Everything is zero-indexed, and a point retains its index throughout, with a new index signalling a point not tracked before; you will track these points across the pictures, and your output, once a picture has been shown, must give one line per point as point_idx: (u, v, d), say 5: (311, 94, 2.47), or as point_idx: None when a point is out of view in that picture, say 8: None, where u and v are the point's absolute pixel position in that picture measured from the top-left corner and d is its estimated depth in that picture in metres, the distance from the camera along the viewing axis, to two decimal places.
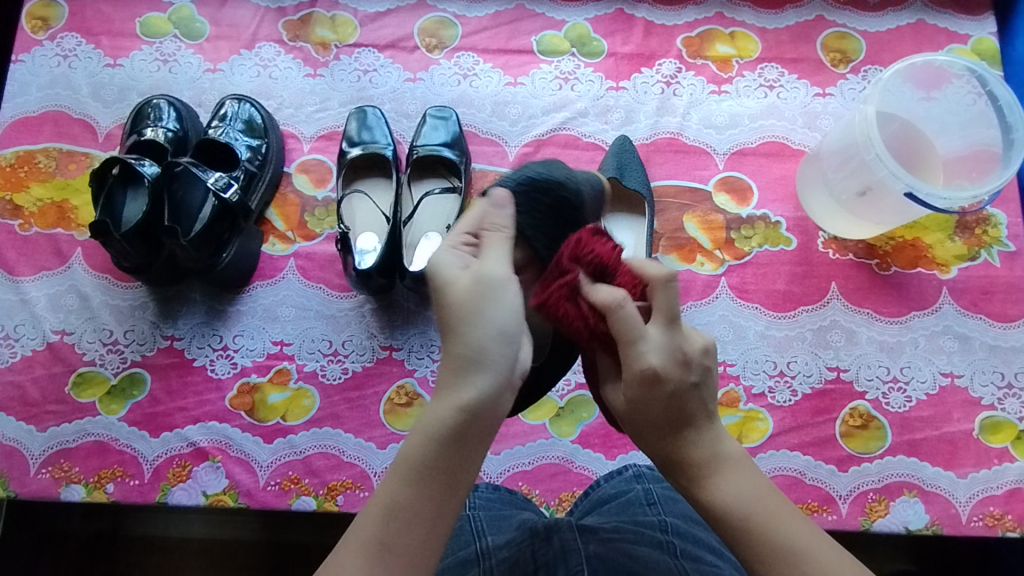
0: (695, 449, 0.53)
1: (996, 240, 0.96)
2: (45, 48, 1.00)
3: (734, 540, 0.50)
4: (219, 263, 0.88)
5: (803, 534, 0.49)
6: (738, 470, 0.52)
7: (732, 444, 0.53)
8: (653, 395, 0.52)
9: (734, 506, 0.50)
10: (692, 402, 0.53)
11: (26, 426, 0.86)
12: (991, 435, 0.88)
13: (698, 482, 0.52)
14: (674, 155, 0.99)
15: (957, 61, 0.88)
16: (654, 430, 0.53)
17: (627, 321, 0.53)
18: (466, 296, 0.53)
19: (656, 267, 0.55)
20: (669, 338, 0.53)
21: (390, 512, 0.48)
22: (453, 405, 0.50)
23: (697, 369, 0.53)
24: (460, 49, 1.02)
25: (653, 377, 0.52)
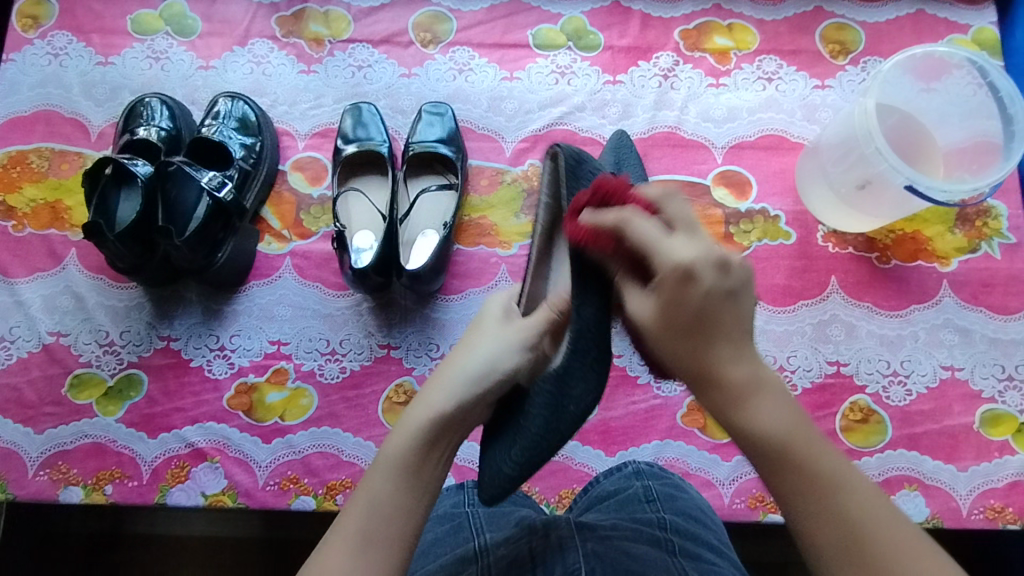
0: (733, 370, 0.51)
1: (996, 232, 0.95)
2: (35, 46, 0.99)
3: (771, 460, 0.50)
4: (213, 262, 0.88)
5: (835, 460, 0.51)
6: (771, 390, 0.51)
7: (763, 362, 0.52)
8: (688, 299, 0.50)
9: (770, 427, 0.50)
10: (724, 312, 0.50)
11: (22, 429, 0.85)
12: (991, 428, 0.88)
13: (730, 399, 0.51)
14: (672, 150, 0.98)
15: (957, 52, 0.87)
16: (683, 344, 0.51)
17: (640, 237, 0.51)
18: (489, 332, 0.65)
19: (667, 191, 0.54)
20: (699, 241, 0.51)
21: (374, 502, 0.55)
22: (433, 410, 0.59)
23: (734, 277, 0.51)
24: (455, 44, 1.01)
25: (687, 275, 0.50)
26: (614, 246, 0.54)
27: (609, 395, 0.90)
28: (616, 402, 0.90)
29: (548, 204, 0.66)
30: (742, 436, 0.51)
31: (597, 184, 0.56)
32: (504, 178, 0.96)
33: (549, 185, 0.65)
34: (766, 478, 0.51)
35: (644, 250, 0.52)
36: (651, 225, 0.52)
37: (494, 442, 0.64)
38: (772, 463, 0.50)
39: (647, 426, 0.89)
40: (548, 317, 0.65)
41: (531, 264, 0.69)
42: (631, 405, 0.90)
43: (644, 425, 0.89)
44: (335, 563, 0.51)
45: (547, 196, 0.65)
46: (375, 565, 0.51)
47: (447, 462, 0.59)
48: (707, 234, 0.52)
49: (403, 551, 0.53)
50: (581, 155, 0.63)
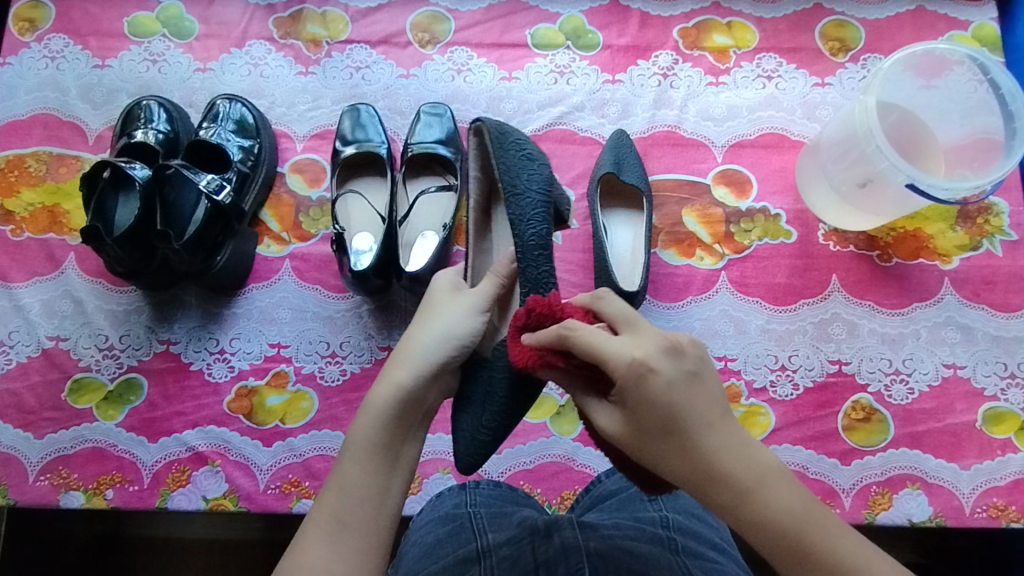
0: (727, 460, 0.50)
1: (998, 229, 0.95)
2: (32, 50, 0.98)
3: (790, 553, 0.48)
4: (213, 266, 0.87)
5: (853, 540, 0.49)
6: (773, 476, 0.50)
7: (756, 445, 0.51)
8: (651, 396, 0.50)
9: (782, 515, 0.48)
10: (695, 399, 0.50)
11: (23, 434, 0.85)
12: (994, 426, 0.87)
13: (736, 494, 0.49)
14: (672, 149, 0.97)
15: (958, 49, 0.86)
16: (670, 444, 0.50)
17: (583, 345, 0.51)
18: (440, 304, 0.64)
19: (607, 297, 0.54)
20: (647, 333, 0.52)
21: (345, 486, 0.55)
22: (397, 388, 0.59)
23: (689, 359, 0.51)
24: (453, 44, 1.00)
25: (641, 371, 0.50)
26: (563, 361, 0.54)
27: None
28: None
29: (479, 177, 0.71)
30: (757, 532, 0.49)
31: (530, 305, 0.59)
32: None
33: (477, 161, 0.71)
34: (789, 573, 0.49)
35: (593, 356, 0.51)
36: (595, 329, 0.52)
37: (460, 411, 0.65)
38: (792, 556, 0.48)
39: None
40: (496, 284, 0.64)
41: (470, 236, 0.70)
42: None
43: None
44: (313, 551, 0.51)
45: (476, 170, 0.70)
46: (354, 550, 0.53)
47: (414, 438, 0.60)
48: (651, 324, 0.53)
49: (381, 529, 0.54)
50: (506, 129, 0.69)
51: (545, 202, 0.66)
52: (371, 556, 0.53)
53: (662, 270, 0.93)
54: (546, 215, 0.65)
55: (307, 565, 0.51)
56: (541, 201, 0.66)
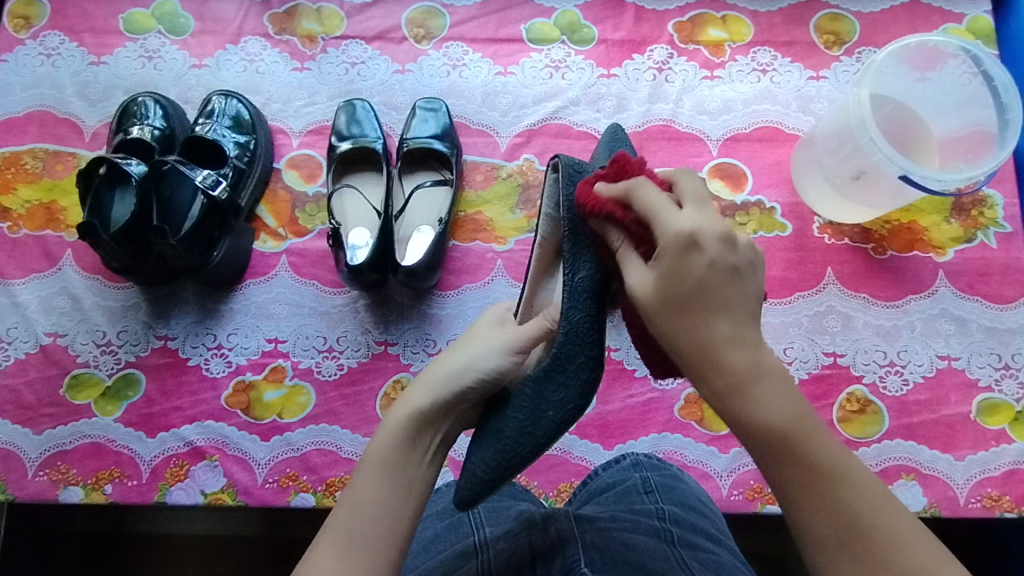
0: (734, 354, 0.50)
1: (992, 221, 0.95)
2: (27, 47, 0.98)
3: (773, 449, 0.49)
4: (210, 261, 0.87)
5: (838, 455, 0.50)
6: (774, 377, 0.50)
7: (767, 348, 0.51)
8: (691, 267, 0.51)
9: (772, 416, 0.49)
10: (727, 289, 0.50)
11: (21, 429, 0.86)
12: (988, 417, 0.88)
13: (732, 386, 0.50)
14: (667, 143, 0.98)
15: (951, 41, 0.87)
16: (684, 316, 0.50)
17: (647, 203, 0.53)
18: (478, 335, 0.64)
19: (686, 175, 0.55)
20: (707, 211, 0.53)
21: (356, 502, 0.56)
22: (412, 409, 0.60)
23: (739, 254, 0.51)
24: (448, 39, 1.01)
25: (690, 242, 0.51)
26: (621, 211, 0.55)
27: (606, 388, 0.90)
28: (613, 396, 0.90)
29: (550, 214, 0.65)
30: (744, 424, 0.50)
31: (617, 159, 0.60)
32: (499, 173, 0.96)
33: (551, 196, 0.65)
34: (767, 463, 0.50)
35: (653, 216, 0.53)
36: (661, 194, 0.54)
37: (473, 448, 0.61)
38: (774, 450, 0.49)
39: (645, 419, 0.89)
40: (539, 329, 0.63)
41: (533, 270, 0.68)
42: (628, 398, 0.90)
43: (642, 418, 0.89)
44: (322, 565, 0.52)
45: (549, 209, 0.65)
46: (362, 567, 0.52)
47: (433, 461, 0.60)
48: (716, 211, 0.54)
49: (391, 549, 0.54)
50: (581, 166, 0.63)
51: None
52: (379, 574, 0.53)
53: None
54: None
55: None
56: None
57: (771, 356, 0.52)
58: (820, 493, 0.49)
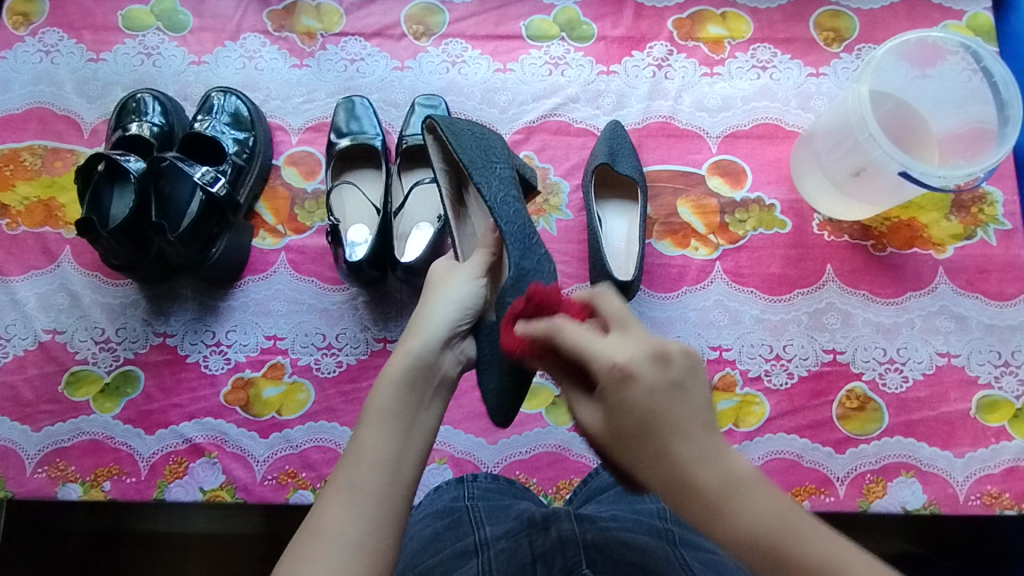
0: (699, 472, 0.44)
1: (992, 218, 0.95)
2: (26, 44, 0.98)
3: (767, 573, 0.41)
4: (208, 258, 0.87)
5: (845, 560, 0.40)
6: (752, 489, 0.44)
7: (736, 458, 0.45)
8: (630, 395, 0.47)
9: (757, 534, 0.42)
10: (670, 408, 0.46)
11: (20, 426, 0.85)
12: (988, 414, 0.88)
13: (707, 508, 0.43)
14: (666, 140, 0.97)
15: (952, 38, 0.87)
16: (644, 453, 0.46)
17: (566, 339, 0.51)
18: (438, 282, 0.66)
19: (607, 300, 0.53)
20: (634, 335, 0.50)
21: (358, 455, 0.53)
22: (407, 356, 0.59)
23: (675, 367, 0.48)
24: (447, 36, 1.00)
25: (620, 372, 0.48)
26: (550, 354, 0.54)
27: None
28: None
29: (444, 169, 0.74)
30: (732, 552, 0.43)
31: (530, 293, 0.59)
32: None
33: (439, 152, 0.73)
34: None
35: (580, 352, 0.50)
36: (583, 327, 0.51)
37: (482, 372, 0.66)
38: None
39: None
40: (486, 255, 0.66)
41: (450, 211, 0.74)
42: None
43: None
44: (330, 516, 0.49)
45: (441, 164, 0.73)
46: (371, 513, 0.49)
47: (432, 407, 0.58)
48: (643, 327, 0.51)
49: (400, 494, 0.52)
50: (454, 120, 0.71)
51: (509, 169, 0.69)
52: (391, 518, 0.50)
53: (656, 260, 0.94)
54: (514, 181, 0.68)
55: (324, 529, 0.48)
56: (504, 168, 0.68)
57: (750, 466, 0.45)
58: None
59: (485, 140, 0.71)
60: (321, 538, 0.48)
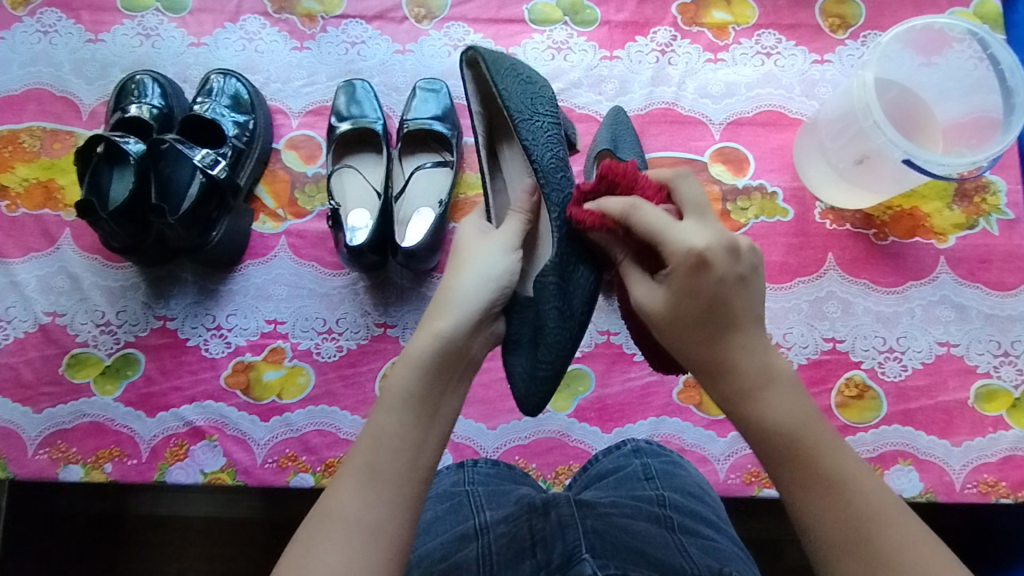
0: (746, 360, 0.53)
1: (995, 208, 0.95)
2: (24, 24, 0.97)
3: (783, 452, 0.51)
4: (208, 241, 0.86)
5: (850, 461, 0.50)
6: (781, 382, 0.52)
7: (776, 352, 0.53)
8: (704, 283, 0.53)
9: (781, 418, 0.51)
10: (735, 297, 0.53)
11: (21, 408, 0.86)
12: (986, 404, 0.88)
13: (739, 390, 0.52)
14: (669, 126, 0.97)
15: (958, 25, 0.86)
16: (699, 329, 0.53)
17: (645, 224, 0.55)
18: (471, 247, 0.65)
19: (687, 190, 0.59)
20: (708, 227, 0.55)
21: (376, 437, 0.53)
22: (436, 338, 0.57)
23: (744, 262, 0.53)
24: (449, 19, 0.99)
25: (699, 261, 0.53)
26: (621, 230, 0.58)
27: (606, 371, 0.90)
28: (612, 379, 0.90)
29: (480, 113, 0.72)
30: (751, 427, 0.52)
31: (603, 172, 0.64)
32: None
33: (476, 93, 0.71)
34: (778, 471, 0.51)
35: (654, 234, 0.55)
36: (659, 211, 0.56)
37: (511, 353, 0.66)
38: (783, 455, 0.50)
39: (643, 403, 0.89)
40: (520, 223, 0.66)
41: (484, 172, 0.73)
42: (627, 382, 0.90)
43: (640, 402, 0.89)
44: (344, 498, 0.50)
45: (476, 103, 0.71)
46: (388, 499, 0.50)
47: (455, 392, 0.57)
48: (717, 220, 0.56)
49: (414, 481, 0.51)
50: (498, 55, 0.70)
51: (553, 122, 0.68)
52: (402, 509, 0.50)
53: None
54: (558, 136, 0.67)
55: (338, 513, 0.49)
56: (549, 122, 0.67)
57: (783, 361, 0.54)
58: (821, 490, 0.49)
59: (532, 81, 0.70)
60: (335, 522, 0.49)
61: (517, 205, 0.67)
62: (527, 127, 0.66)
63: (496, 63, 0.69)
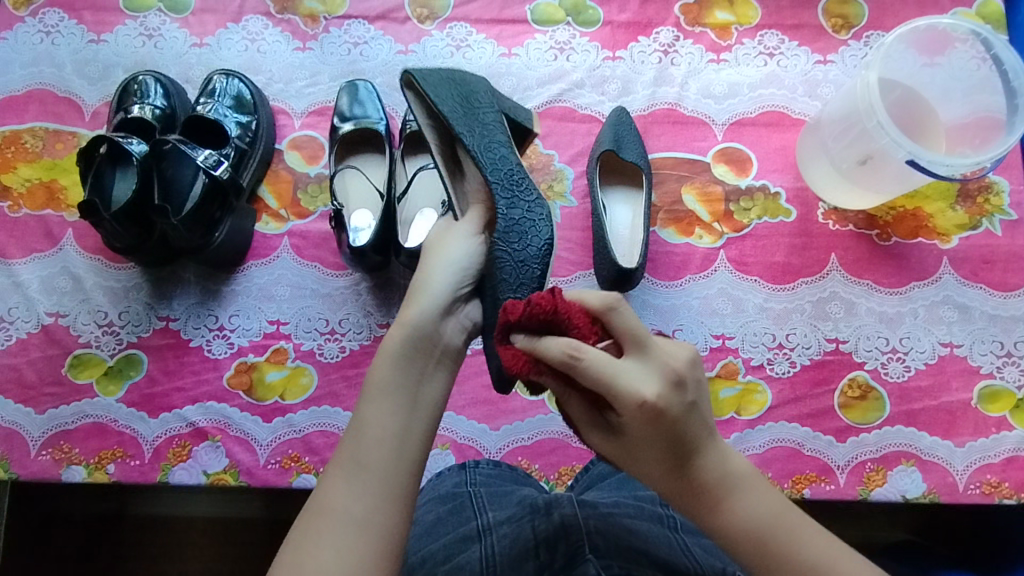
0: (709, 473, 0.52)
1: (998, 208, 0.95)
2: (26, 24, 0.97)
3: (754, 555, 0.51)
4: (211, 242, 0.87)
5: (825, 542, 0.51)
6: (742, 481, 0.53)
7: (732, 453, 0.53)
8: (660, 426, 0.51)
9: (752, 521, 0.51)
10: (690, 427, 0.52)
11: (24, 408, 0.86)
12: (989, 404, 0.88)
13: (708, 506, 0.52)
14: (672, 127, 0.97)
15: (960, 24, 0.86)
16: (661, 465, 0.52)
17: (591, 376, 0.51)
18: (435, 243, 0.65)
19: (619, 312, 0.53)
20: (651, 364, 0.52)
21: (357, 429, 0.53)
22: (404, 327, 0.58)
23: (688, 388, 0.52)
24: (452, 19, 0.99)
25: (651, 410, 0.50)
26: (565, 378, 0.55)
27: None
28: None
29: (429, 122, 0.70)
30: (727, 539, 0.52)
31: (531, 300, 0.55)
32: None
33: (419, 105, 0.70)
34: (756, 571, 0.51)
35: (603, 387, 0.51)
36: (596, 351, 0.51)
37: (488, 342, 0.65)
38: (756, 558, 0.51)
39: None
40: (482, 211, 0.66)
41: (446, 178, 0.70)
42: None
43: None
44: (333, 491, 0.50)
45: (422, 116, 0.70)
46: (376, 487, 0.50)
47: (434, 378, 0.58)
48: (657, 343, 0.53)
49: (401, 467, 0.52)
50: (430, 70, 0.70)
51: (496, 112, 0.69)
52: (391, 494, 0.50)
53: (660, 248, 0.93)
54: (501, 126, 0.68)
55: (329, 507, 0.49)
56: (490, 114, 0.68)
57: (738, 458, 0.54)
58: None
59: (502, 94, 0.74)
60: (327, 516, 0.49)
61: (475, 198, 0.67)
62: (466, 126, 0.66)
63: (431, 75, 0.69)
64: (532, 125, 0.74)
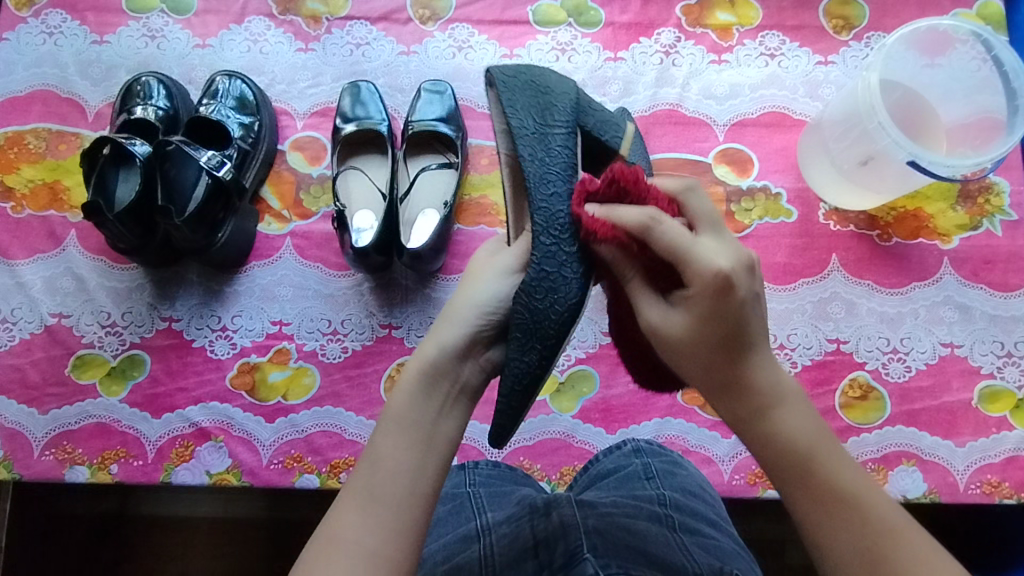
0: (758, 375, 0.53)
1: (998, 209, 0.95)
2: (29, 25, 0.97)
3: (789, 465, 0.52)
4: (214, 242, 0.87)
5: (858, 473, 0.52)
6: (790, 399, 0.54)
7: (783, 370, 0.55)
8: (725, 305, 0.52)
9: (794, 434, 0.53)
10: (752, 319, 0.53)
11: (27, 408, 0.86)
12: (990, 404, 0.88)
13: (754, 407, 0.53)
14: (673, 127, 0.97)
15: (962, 26, 0.86)
16: (718, 354, 0.53)
17: (666, 241, 0.53)
18: (477, 271, 0.66)
19: (698, 201, 0.57)
20: (725, 247, 0.54)
21: (373, 460, 0.54)
22: (422, 364, 0.59)
23: (755, 282, 0.53)
24: (454, 20, 0.99)
25: (724, 282, 0.51)
26: (636, 246, 0.56)
27: (610, 372, 0.91)
28: (616, 380, 0.91)
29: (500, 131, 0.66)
30: (766, 441, 0.53)
31: (611, 174, 0.59)
32: None
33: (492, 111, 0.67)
34: (787, 483, 0.52)
35: (677, 252, 0.53)
36: (676, 224, 0.54)
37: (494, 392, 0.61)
38: (790, 468, 0.52)
39: (647, 404, 0.90)
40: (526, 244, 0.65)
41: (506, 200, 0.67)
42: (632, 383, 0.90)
43: (645, 403, 0.90)
44: (345, 522, 0.50)
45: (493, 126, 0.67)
46: (387, 520, 0.50)
47: (450, 416, 0.57)
48: (730, 233, 0.56)
49: (411, 503, 0.51)
50: (518, 69, 0.67)
51: (569, 135, 0.63)
52: (402, 528, 0.50)
53: None
54: (570, 151, 0.62)
55: (339, 538, 0.49)
56: (563, 135, 0.63)
57: (788, 376, 0.55)
58: (836, 508, 0.50)
59: (589, 109, 0.67)
60: (337, 547, 0.49)
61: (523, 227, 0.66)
62: (530, 143, 0.61)
63: (517, 79, 0.66)
64: (619, 146, 0.68)
